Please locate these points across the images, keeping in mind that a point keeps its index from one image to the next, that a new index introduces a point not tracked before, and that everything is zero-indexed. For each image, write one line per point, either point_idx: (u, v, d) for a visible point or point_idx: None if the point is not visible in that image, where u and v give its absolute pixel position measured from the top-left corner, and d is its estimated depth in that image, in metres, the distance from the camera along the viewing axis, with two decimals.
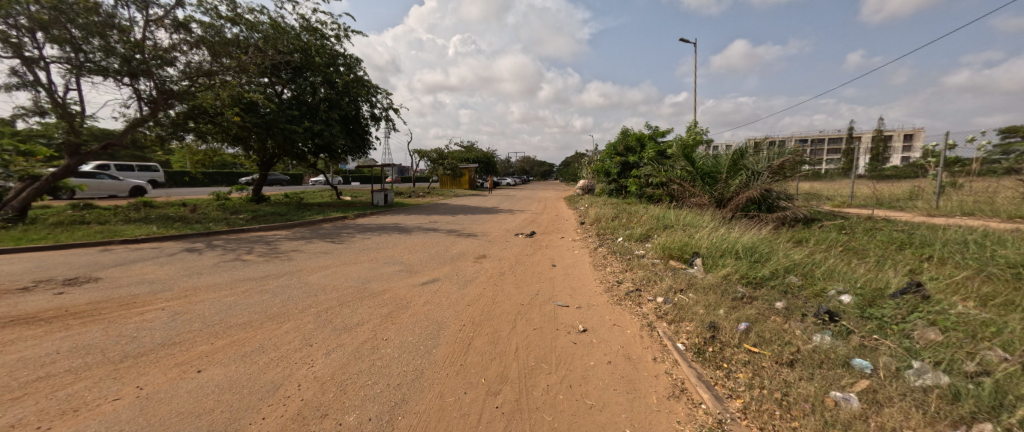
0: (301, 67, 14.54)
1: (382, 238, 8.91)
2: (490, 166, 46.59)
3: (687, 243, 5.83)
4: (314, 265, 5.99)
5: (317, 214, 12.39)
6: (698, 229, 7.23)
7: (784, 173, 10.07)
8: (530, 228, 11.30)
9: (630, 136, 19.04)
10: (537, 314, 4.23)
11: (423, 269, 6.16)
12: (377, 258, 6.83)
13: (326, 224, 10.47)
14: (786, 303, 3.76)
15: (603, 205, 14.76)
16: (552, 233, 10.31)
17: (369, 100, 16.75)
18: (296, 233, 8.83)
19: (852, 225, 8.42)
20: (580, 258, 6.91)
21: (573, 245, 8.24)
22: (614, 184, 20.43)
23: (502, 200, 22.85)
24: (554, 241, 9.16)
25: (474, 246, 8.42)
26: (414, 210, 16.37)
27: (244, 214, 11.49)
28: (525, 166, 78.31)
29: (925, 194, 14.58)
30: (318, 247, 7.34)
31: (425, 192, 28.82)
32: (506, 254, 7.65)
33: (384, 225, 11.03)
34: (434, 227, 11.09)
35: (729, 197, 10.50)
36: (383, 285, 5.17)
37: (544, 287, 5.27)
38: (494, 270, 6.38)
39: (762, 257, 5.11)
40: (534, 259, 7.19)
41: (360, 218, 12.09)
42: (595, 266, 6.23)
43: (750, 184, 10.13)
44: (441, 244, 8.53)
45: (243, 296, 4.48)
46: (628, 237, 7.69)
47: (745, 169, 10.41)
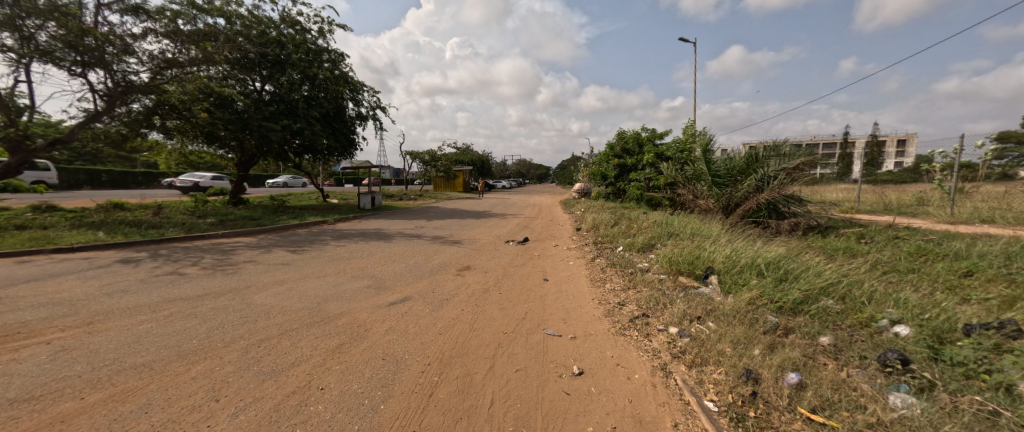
0: (281, 61, 13.79)
1: (357, 246, 8.12)
2: (485, 169, 45.91)
3: (699, 257, 5.08)
4: (266, 281, 5.17)
5: (294, 218, 11.55)
6: (707, 239, 6.48)
7: (796, 177, 9.34)
8: (522, 234, 10.54)
9: (628, 137, 18.35)
10: (522, 348, 3.43)
11: (395, 284, 5.35)
12: (343, 270, 6.02)
13: (300, 230, 9.66)
14: (834, 339, 2.98)
15: (600, 210, 14.04)
16: (545, 240, 9.56)
17: (354, 98, 16.06)
18: (262, 240, 8.03)
19: (872, 234, 7.73)
20: (574, 271, 6.14)
21: (567, 255, 7.47)
22: (611, 188, 19.76)
23: (496, 203, 22.07)
24: (547, 249, 8.41)
25: (459, 255, 7.63)
26: (402, 214, 15.56)
27: (213, 217, 10.64)
28: (521, 170, 77.78)
29: (934, 199, 14.01)
30: (280, 257, 6.55)
31: (417, 194, 28.00)
32: (493, 264, 6.88)
33: (364, 231, 10.26)
34: (418, 234, 10.32)
35: (735, 202, 9.79)
36: (341, 306, 4.37)
37: (532, 308, 4.48)
38: (477, 284, 5.58)
39: (790, 276, 4.37)
40: (523, 271, 6.41)
41: (340, 223, 11.27)
42: (591, 280, 5.46)
43: (759, 189, 9.39)
44: (422, 253, 7.74)
45: (162, 322, 3.68)
46: (630, 247, 6.94)
47: (755, 172, 9.66)
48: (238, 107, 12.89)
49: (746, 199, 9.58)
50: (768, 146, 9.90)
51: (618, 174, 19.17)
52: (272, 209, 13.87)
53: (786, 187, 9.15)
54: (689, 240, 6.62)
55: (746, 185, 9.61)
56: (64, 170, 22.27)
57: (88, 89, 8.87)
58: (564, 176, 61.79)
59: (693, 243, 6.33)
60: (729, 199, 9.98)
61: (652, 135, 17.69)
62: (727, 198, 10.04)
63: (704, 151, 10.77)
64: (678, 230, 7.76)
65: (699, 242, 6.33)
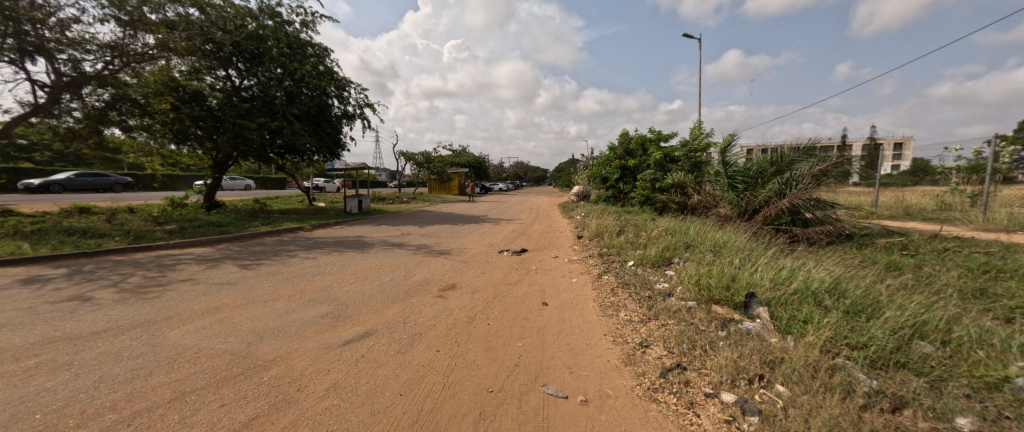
0: (259, 54, 12.84)
1: (329, 258, 7.14)
2: (482, 171, 45.04)
3: (737, 279, 4.10)
4: (197, 309, 4.17)
5: (266, 224, 10.53)
6: (736, 253, 5.51)
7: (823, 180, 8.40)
8: (518, 242, 9.58)
9: (631, 137, 17.41)
10: (512, 421, 2.42)
11: (358, 311, 4.35)
12: (303, 291, 5.02)
13: (268, 238, 8.66)
14: (979, 425, 2.01)
15: (602, 215, 13.12)
16: (543, 249, 8.58)
17: (340, 95, 15.19)
18: (219, 252, 7.05)
19: (916, 245, 6.80)
20: (578, 292, 5.15)
21: (570, 270, 6.49)
22: (612, 191, 18.89)
23: (492, 207, 21.05)
24: (544, 260, 7.45)
25: (445, 270, 6.63)
26: (390, 219, 14.58)
27: (175, 224, 9.63)
28: (518, 171, 77.06)
29: (959, 204, 13.13)
30: (229, 274, 5.59)
31: (410, 197, 26.96)
32: (482, 282, 5.88)
33: (342, 239, 9.28)
34: (401, 242, 9.33)
35: (756, 209, 8.87)
36: (278, 345, 3.35)
37: (528, 348, 3.48)
38: (460, 310, 4.58)
39: (858, 309, 3.41)
40: (518, 291, 5.42)
41: (318, 229, 10.29)
42: (600, 305, 4.48)
43: (781, 193, 8.41)
44: (402, 267, 6.74)
45: (15, 379, 2.67)
46: (642, 261, 5.97)
47: (779, 174, 8.74)
48: (210, 103, 11.89)
49: (767, 203, 8.64)
50: (795, 146, 8.96)
51: (620, 176, 18.23)
52: (248, 213, 12.87)
53: (811, 191, 8.24)
54: (713, 254, 5.65)
55: (766, 188, 8.66)
56: (38, 171, 21.29)
57: (30, 84, 7.89)
58: (563, 177, 60.74)
59: (719, 258, 5.36)
60: (746, 203, 9.04)
61: (657, 136, 16.77)
62: (744, 203, 9.10)
63: (723, 152, 9.85)
64: (696, 240, 6.80)
65: (727, 257, 5.35)
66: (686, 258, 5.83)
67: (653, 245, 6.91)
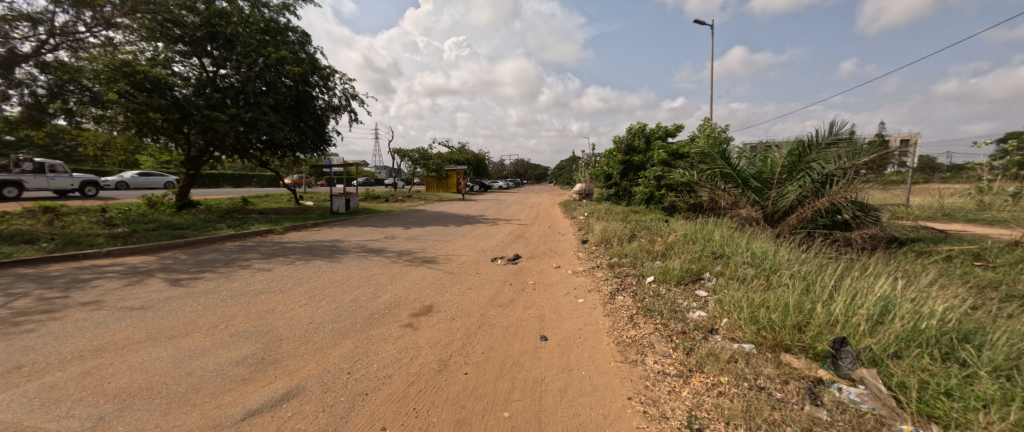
0: (232, 39, 11.79)
1: (289, 269, 6.02)
2: (481, 168, 43.85)
3: (813, 311, 2.94)
4: (68, 352, 3.07)
5: (234, 227, 9.45)
6: (786, 267, 4.35)
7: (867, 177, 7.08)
8: (515, 247, 8.44)
9: (636, 132, 16.25)
10: None
11: (292, 351, 3.25)
12: (232, 318, 3.91)
13: (228, 244, 7.60)
14: None
15: (607, 215, 12.00)
16: (542, 257, 7.44)
17: (325, 85, 14.07)
18: (158, 264, 5.98)
19: (990, 255, 5.62)
20: (587, 320, 4.02)
21: (574, 286, 5.34)
22: (614, 189, 17.78)
23: (490, 206, 19.85)
24: (544, 272, 6.32)
25: (424, 285, 5.51)
26: (377, 220, 13.45)
27: (128, 227, 8.59)
28: (518, 168, 75.95)
29: (1002, 202, 11.85)
30: (149, 296, 4.51)
31: (405, 195, 25.80)
32: (466, 302, 4.76)
33: (314, 244, 8.18)
34: (381, 247, 8.21)
35: (785, 211, 7.69)
36: (140, 422, 2.25)
37: (517, 423, 2.36)
38: (431, 347, 3.47)
39: (1019, 365, 2.26)
40: (510, 316, 4.28)
41: (291, 233, 9.23)
42: (617, 344, 3.34)
43: (821, 191, 7.29)
44: (372, 280, 5.61)
45: None
46: (664, 277, 4.81)
47: (807, 169, 7.43)
48: (177, 93, 10.80)
49: (801, 204, 7.44)
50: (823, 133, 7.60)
51: (624, 173, 17.02)
52: (221, 214, 11.82)
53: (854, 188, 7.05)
54: (758, 268, 4.48)
55: (798, 186, 7.43)
56: None
57: None
58: (565, 173, 59.34)
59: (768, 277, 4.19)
60: (772, 205, 7.78)
61: (663, 130, 15.58)
62: (769, 205, 7.83)
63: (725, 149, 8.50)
64: (727, 249, 5.63)
65: (775, 274, 4.19)
66: (721, 274, 4.67)
67: (674, 255, 5.76)
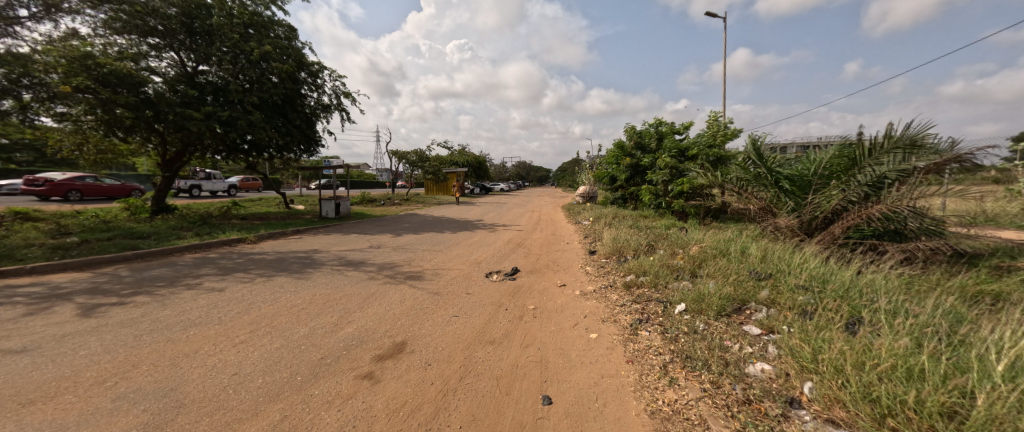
0: (211, 31, 10.79)
1: (242, 290, 5.04)
2: (482, 171, 42.93)
3: (965, 391, 1.97)
4: None
5: (201, 235, 8.48)
6: (868, 301, 3.33)
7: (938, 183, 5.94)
8: (514, 259, 7.42)
9: (644, 131, 15.24)
10: None
11: (185, 429, 2.28)
12: (131, 368, 2.92)
13: (185, 257, 6.62)
14: None
15: (614, 221, 10.97)
16: (544, 273, 6.44)
17: (315, 83, 13.14)
18: (88, 284, 5.03)
19: None
20: (605, 369, 3.03)
21: (584, 314, 4.34)
22: (620, 192, 16.75)
23: (489, 210, 18.83)
24: (547, 292, 5.31)
25: (400, 311, 4.52)
26: (367, 226, 12.47)
27: (79, 236, 7.65)
28: (520, 171, 75.13)
29: None
30: (43, 332, 3.51)
31: (401, 198, 24.84)
32: (448, 337, 3.79)
33: (286, 255, 7.20)
34: (362, 259, 7.24)
35: (826, 218, 6.73)
36: None
37: None
38: (389, 416, 2.49)
39: None
40: (503, 361, 3.29)
41: (264, 242, 8.25)
42: (652, 418, 2.36)
43: (871, 196, 6.34)
44: (337, 305, 4.62)
45: None
46: (699, 305, 3.79)
47: (859, 172, 6.54)
48: (146, 88, 9.88)
49: (846, 210, 6.48)
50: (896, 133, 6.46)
51: (631, 175, 15.98)
52: (196, 220, 10.91)
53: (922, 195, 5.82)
54: (828, 300, 3.46)
55: (842, 190, 6.58)
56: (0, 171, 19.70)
57: None
58: (568, 175, 58.10)
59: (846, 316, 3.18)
60: (810, 211, 6.84)
61: (675, 129, 14.55)
62: (806, 212, 6.88)
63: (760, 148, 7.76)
64: (772, 267, 4.61)
65: (857, 313, 3.18)
66: (778, 306, 3.65)
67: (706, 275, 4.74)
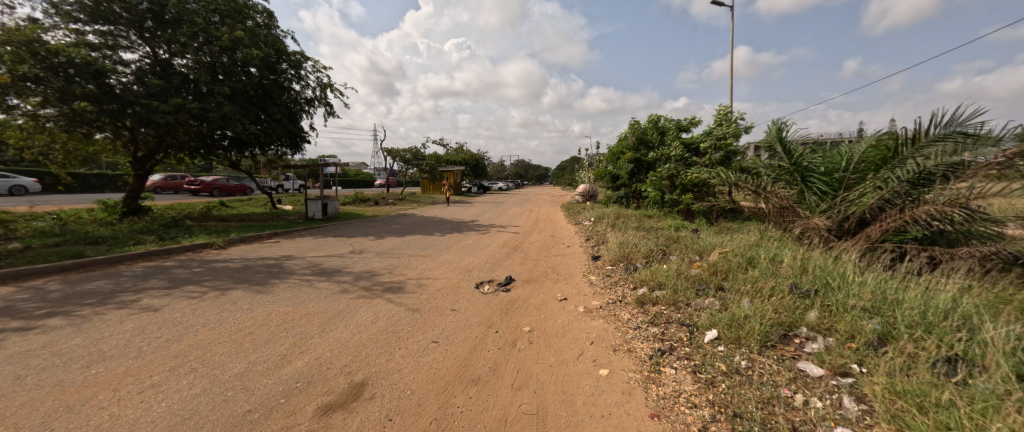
0: (178, 17, 10.17)
1: (183, 309, 4.24)
2: (479, 170, 42.11)
3: None
4: None
5: (163, 239, 7.65)
6: (968, 333, 2.56)
7: (992, 173, 5.00)
8: (508, 267, 6.65)
9: (647, 126, 14.47)
10: None
11: None
12: None
13: (135, 266, 5.82)
14: None
15: (617, 222, 10.20)
16: (543, 284, 5.67)
17: (296, 73, 12.47)
18: (2, 302, 4.24)
19: None
20: (620, 426, 2.30)
21: (590, 339, 3.59)
22: (622, 190, 15.99)
23: (486, 210, 18.04)
24: (546, 308, 4.56)
25: (369, 334, 3.76)
26: (354, 228, 11.70)
27: (23, 241, 6.83)
28: (518, 170, 74.44)
29: None
30: None
31: (396, 198, 24.03)
32: (421, 373, 3.03)
33: (252, 263, 6.40)
34: (339, 267, 6.47)
35: (860, 218, 6.04)
36: None
37: None
38: None
39: None
40: (486, 411, 2.55)
41: (233, 248, 7.44)
42: None
43: (914, 194, 5.58)
44: (296, 327, 3.85)
45: None
46: (739, 331, 3.01)
47: (899, 166, 5.80)
48: (109, 78, 9.23)
49: (882, 211, 5.80)
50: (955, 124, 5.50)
51: (633, 172, 15.21)
52: (168, 222, 10.12)
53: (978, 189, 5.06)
54: (914, 334, 2.69)
55: (877, 187, 5.85)
56: None
57: None
58: (568, 174, 57.31)
59: (939, 358, 2.43)
60: (842, 210, 6.16)
61: (680, 124, 13.82)
62: (837, 211, 6.20)
63: (783, 138, 7.07)
64: (815, 279, 3.84)
65: (955, 352, 2.41)
66: (840, 337, 2.89)
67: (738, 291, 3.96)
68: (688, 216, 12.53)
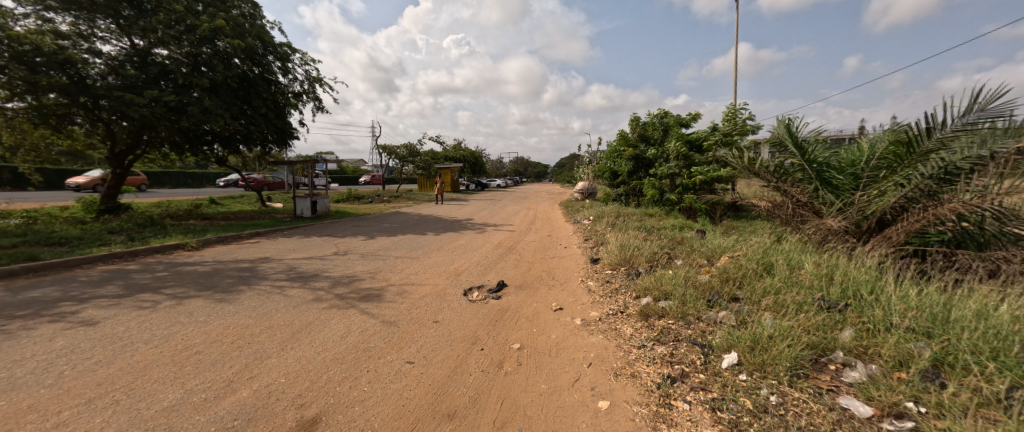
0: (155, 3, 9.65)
1: (129, 322, 3.76)
2: (478, 167, 41.55)
3: None
4: None
5: (132, 240, 7.16)
6: None
7: None
8: (500, 271, 6.17)
9: (647, 122, 13.95)
10: None
11: None
12: None
13: (92, 271, 5.34)
14: None
15: (617, 222, 9.71)
16: (537, 291, 5.19)
17: (282, 66, 11.93)
18: None
19: None
20: None
21: (588, 360, 3.12)
22: (622, 188, 15.50)
23: (482, 208, 17.50)
24: (538, 321, 4.09)
25: (335, 353, 3.28)
26: (342, 227, 11.21)
27: None
28: (518, 167, 73.85)
29: None
30: None
31: (391, 195, 23.52)
32: (388, 405, 2.56)
33: (224, 267, 5.93)
34: (317, 271, 5.99)
35: (881, 219, 5.55)
36: None
37: None
38: None
39: None
40: None
41: (207, 249, 6.96)
42: None
43: (939, 192, 5.09)
44: (253, 344, 3.38)
45: None
46: (766, 355, 2.55)
47: (919, 161, 5.26)
48: (79, 68, 8.72)
49: (905, 211, 5.32)
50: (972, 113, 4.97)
51: (633, 169, 14.70)
52: (145, 220, 9.63)
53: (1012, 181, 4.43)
54: (981, 368, 2.23)
55: (899, 184, 5.37)
56: None
57: None
58: (568, 171, 56.72)
59: (1017, 401, 1.98)
60: (860, 209, 5.68)
61: (682, 120, 13.31)
62: (854, 210, 5.72)
63: (793, 133, 6.39)
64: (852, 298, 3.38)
65: None
66: (887, 368, 2.42)
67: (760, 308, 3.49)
68: (690, 214, 12.08)
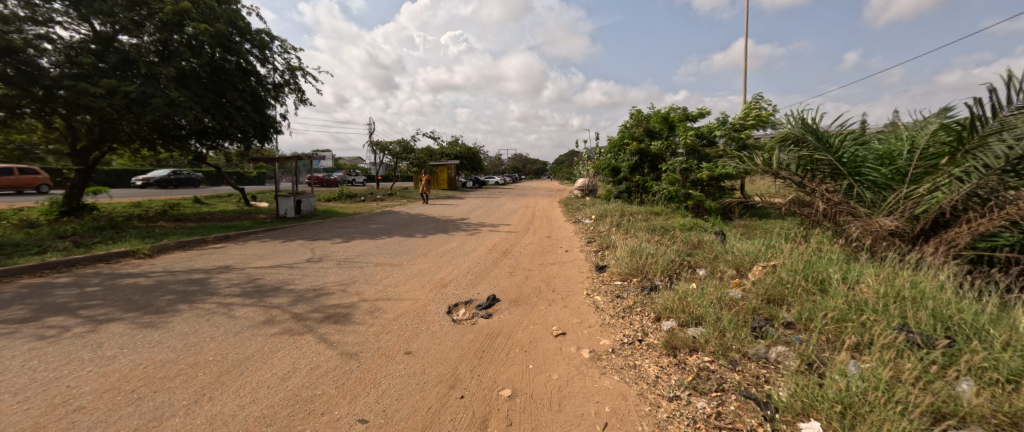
0: None
1: (10, 360, 2.93)
2: (475, 163, 40.59)
3: None
4: None
5: (77, 246, 6.34)
6: None
7: None
8: (492, 282, 5.33)
9: (652, 115, 13.13)
10: None
11: None
12: None
13: (9, 287, 4.52)
14: None
15: (622, 223, 8.88)
16: (534, 307, 4.36)
17: (259, 54, 11.14)
18: None
19: None
20: None
21: (601, 418, 2.30)
22: (625, 185, 14.66)
23: (478, 206, 16.64)
24: (534, 351, 3.28)
25: (265, 407, 2.46)
26: (325, 229, 10.36)
27: None
28: (517, 164, 73.39)
29: None
30: None
31: (385, 194, 22.66)
32: None
33: (170, 279, 5.10)
34: (280, 282, 5.16)
35: (935, 219, 4.72)
36: None
37: None
38: None
39: None
40: None
41: (160, 257, 6.14)
42: None
43: (1009, 185, 4.28)
44: (157, 395, 2.55)
45: None
46: None
47: (981, 150, 4.46)
48: (26, 55, 7.88)
49: (966, 210, 4.51)
50: None
51: (637, 165, 13.87)
52: (107, 223, 8.79)
53: None
54: None
55: (956, 178, 4.58)
56: None
57: None
58: (567, 168, 55.90)
59: None
60: (909, 208, 4.85)
61: (688, 113, 12.54)
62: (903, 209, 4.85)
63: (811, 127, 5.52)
64: (951, 330, 2.56)
65: None
66: None
67: (827, 344, 2.66)
68: (698, 212, 11.27)
